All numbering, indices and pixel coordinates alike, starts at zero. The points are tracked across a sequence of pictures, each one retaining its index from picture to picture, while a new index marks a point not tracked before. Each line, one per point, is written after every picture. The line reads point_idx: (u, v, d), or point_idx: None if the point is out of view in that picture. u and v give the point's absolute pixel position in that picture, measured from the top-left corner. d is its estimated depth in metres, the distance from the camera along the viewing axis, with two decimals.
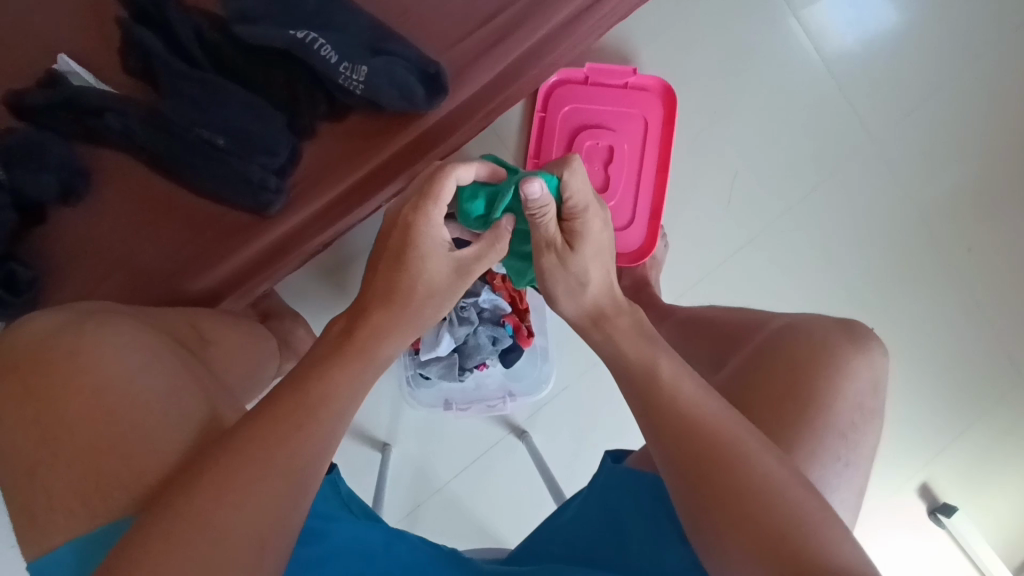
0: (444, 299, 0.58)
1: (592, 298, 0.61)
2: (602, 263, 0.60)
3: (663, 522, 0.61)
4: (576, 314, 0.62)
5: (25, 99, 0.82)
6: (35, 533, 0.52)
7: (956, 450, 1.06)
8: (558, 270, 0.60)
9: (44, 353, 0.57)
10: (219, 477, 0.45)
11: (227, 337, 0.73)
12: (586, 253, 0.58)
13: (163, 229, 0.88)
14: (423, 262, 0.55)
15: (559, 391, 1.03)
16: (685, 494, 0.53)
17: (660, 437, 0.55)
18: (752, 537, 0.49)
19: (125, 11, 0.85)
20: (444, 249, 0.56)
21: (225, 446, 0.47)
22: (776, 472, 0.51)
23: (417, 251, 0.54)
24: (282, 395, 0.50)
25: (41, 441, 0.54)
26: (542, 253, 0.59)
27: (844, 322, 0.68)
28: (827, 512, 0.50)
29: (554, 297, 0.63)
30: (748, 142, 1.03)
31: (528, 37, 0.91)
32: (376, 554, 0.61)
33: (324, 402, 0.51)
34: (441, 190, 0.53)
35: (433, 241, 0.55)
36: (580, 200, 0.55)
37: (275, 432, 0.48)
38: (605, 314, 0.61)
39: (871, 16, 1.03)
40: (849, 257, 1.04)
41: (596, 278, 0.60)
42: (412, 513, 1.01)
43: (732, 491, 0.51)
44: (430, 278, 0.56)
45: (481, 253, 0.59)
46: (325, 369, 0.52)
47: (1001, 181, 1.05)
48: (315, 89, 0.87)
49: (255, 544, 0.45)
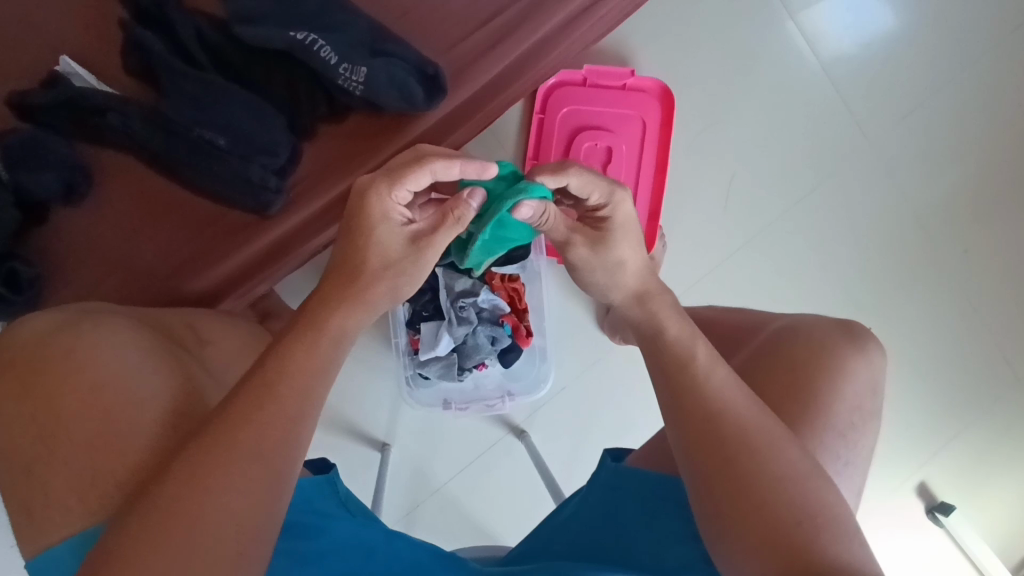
0: (405, 273, 0.60)
1: (632, 278, 0.63)
2: (632, 241, 0.63)
3: (676, 522, 0.61)
4: (620, 296, 0.64)
5: (29, 99, 0.83)
6: (32, 529, 0.52)
7: (954, 450, 1.06)
8: (594, 258, 0.63)
9: (43, 352, 0.57)
10: (199, 469, 0.45)
11: (223, 334, 0.73)
12: (616, 234, 0.62)
13: (162, 229, 0.88)
14: (372, 231, 0.59)
15: (558, 391, 1.03)
16: (699, 496, 0.53)
17: (680, 421, 0.56)
18: (760, 532, 0.49)
19: (126, 12, 0.86)
20: (399, 224, 0.60)
21: (205, 436, 0.47)
22: (799, 463, 0.52)
23: (371, 224, 0.58)
24: (263, 384, 0.51)
25: (40, 436, 0.54)
26: (572, 246, 0.63)
27: (842, 324, 0.68)
28: (836, 511, 0.50)
29: (597, 288, 0.66)
30: (746, 144, 1.03)
31: (526, 39, 0.92)
32: (375, 550, 0.62)
33: (295, 389, 0.51)
34: (409, 176, 0.58)
35: (386, 215, 0.59)
36: (596, 192, 0.61)
37: (250, 420, 0.48)
38: (651, 292, 0.63)
39: (867, 18, 1.04)
40: (846, 258, 1.05)
41: (632, 257, 0.63)
42: (411, 512, 1.01)
43: (745, 481, 0.51)
44: (380, 249, 0.59)
45: (437, 223, 0.61)
46: (294, 352, 0.54)
47: (999, 182, 1.06)
48: (315, 90, 0.88)
49: (237, 539, 0.45)
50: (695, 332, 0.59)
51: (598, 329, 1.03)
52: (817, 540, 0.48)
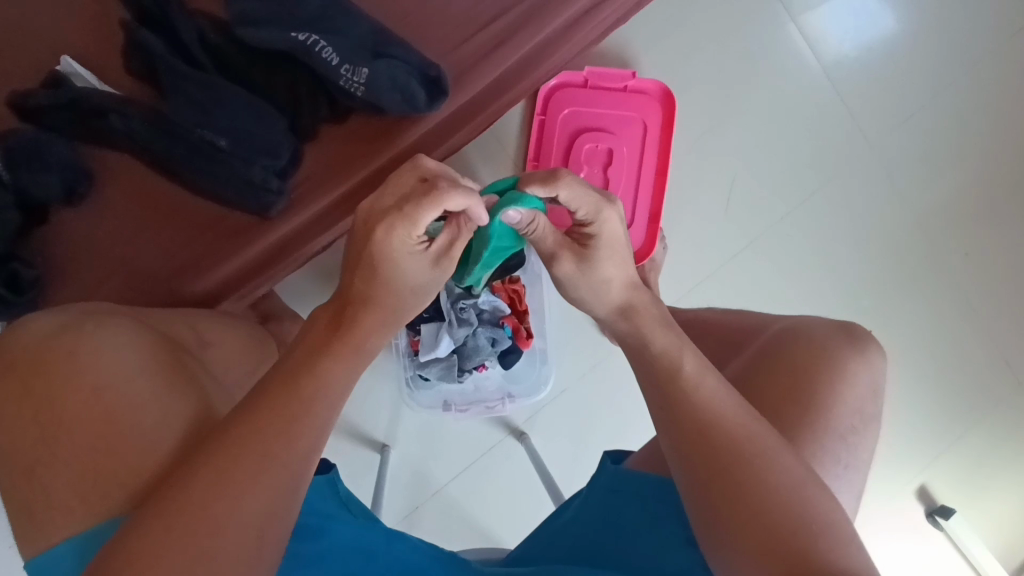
0: (431, 286, 0.60)
1: (617, 294, 0.61)
2: (618, 258, 0.61)
3: (675, 525, 0.61)
4: (605, 310, 0.63)
5: (29, 100, 0.83)
6: (33, 531, 0.52)
7: (954, 453, 1.06)
8: (579, 275, 0.61)
9: (44, 352, 0.57)
10: (208, 475, 0.45)
11: (224, 337, 0.73)
12: (601, 253, 0.60)
13: (163, 230, 0.88)
14: (398, 266, 0.56)
15: (558, 393, 1.03)
16: (695, 498, 0.54)
17: (675, 428, 0.55)
18: (758, 539, 0.49)
19: (128, 13, 0.86)
20: (421, 252, 0.56)
21: (214, 442, 0.47)
22: (795, 470, 0.52)
23: (393, 262, 0.55)
24: (269, 387, 0.51)
25: (41, 438, 0.54)
26: (557, 261, 0.61)
27: (844, 327, 0.68)
28: (833, 516, 0.50)
29: (582, 302, 0.64)
30: (746, 146, 1.03)
31: (527, 42, 0.92)
32: (376, 553, 0.62)
33: (305, 393, 0.51)
34: (424, 217, 0.52)
35: (405, 250, 0.55)
36: (584, 207, 0.57)
37: (260, 426, 0.48)
38: (636, 308, 0.61)
39: (869, 22, 1.04)
40: (847, 261, 1.05)
41: (617, 274, 0.61)
42: (411, 513, 1.01)
43: (743, 489, 0.51)
44: (406, 278, 0.57)
45: (453, 238, 0.57)
46: (304, 358, 0.53)
47: (1000, 186, 1.06)
48: (318, 92, 0.88)
49: (244, 546, 0.44)
50: (683, 341, 0.59)
51: (599, 332, 1.02)
52: (821, 547, 0.48)
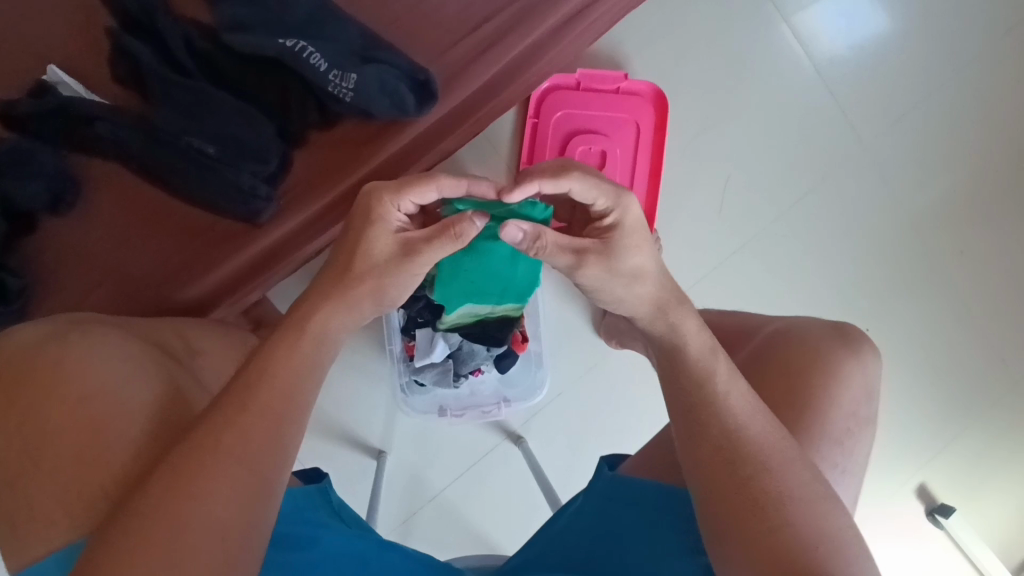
0: (393, 279, 0.58)
1: (648, 289, 0.59)
2: (645, 247, 0.59)
3: (672, 534, 0.61)
4: (637, 309, 0.60)
5: (16, 109, 0.82)
6: (19, 543, 0.52)
7: (953, 450, 1.06)
8: (608, 276, 0.58)
9: (27, 363, 0.56)
10: (178, 480, 0.45)
11: (210, 341, 0.73)
12: (628, 243, 0.58)
13: (152, 237, 0.88)
14: (370, 227, 0.57)
15: (554, 397, 1.03)
16: (710, 515, 0.52)
17: (697, 442, 0.54)
18: (765, 555, 0.49)
19: (115, 20, 0.85)
20: (394, 227, 0.58)
21: (189, 440, 0.47)
22: (806, 487, 0.51)
23: (369, 219, 0.57)
24: (236, 384, 0.51)
25: (26, 452, 0.54)
26: (585, 267, 0.57)
27: (839, 328, 0.68)
28: (840, 537, 0.50)
29: (618, 305, 0.61)
30: (740, 148, 1.03)
31: (519, 42, 0.91)
32: (369, 559, 0.62)
33: (274, 389, 0.51)
34: (412, 191, 0.57)
35: (385, 214, 0.58)
36: (600, 197, 0.57)
37: (235, 424, 0.48)
38: (668, 301, 0.60)
39: (861, 21, 1.03)
40: (842, 260, 1.04)
41: (647, 262, 0.59)
42: (407, 521, 1.00)
43: (751, 506, 0.51)
44: (371, 248, 0.57)
45: (432, 236, 0.57)
46: (282, 357, 0.53)
47: (995, 182, 1.05)
48: (307, 97, 0.87)
49: (217, 546, 0.44)
50: (716, 344, 0.58)
51: (594, 333, 1.02)
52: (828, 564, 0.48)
